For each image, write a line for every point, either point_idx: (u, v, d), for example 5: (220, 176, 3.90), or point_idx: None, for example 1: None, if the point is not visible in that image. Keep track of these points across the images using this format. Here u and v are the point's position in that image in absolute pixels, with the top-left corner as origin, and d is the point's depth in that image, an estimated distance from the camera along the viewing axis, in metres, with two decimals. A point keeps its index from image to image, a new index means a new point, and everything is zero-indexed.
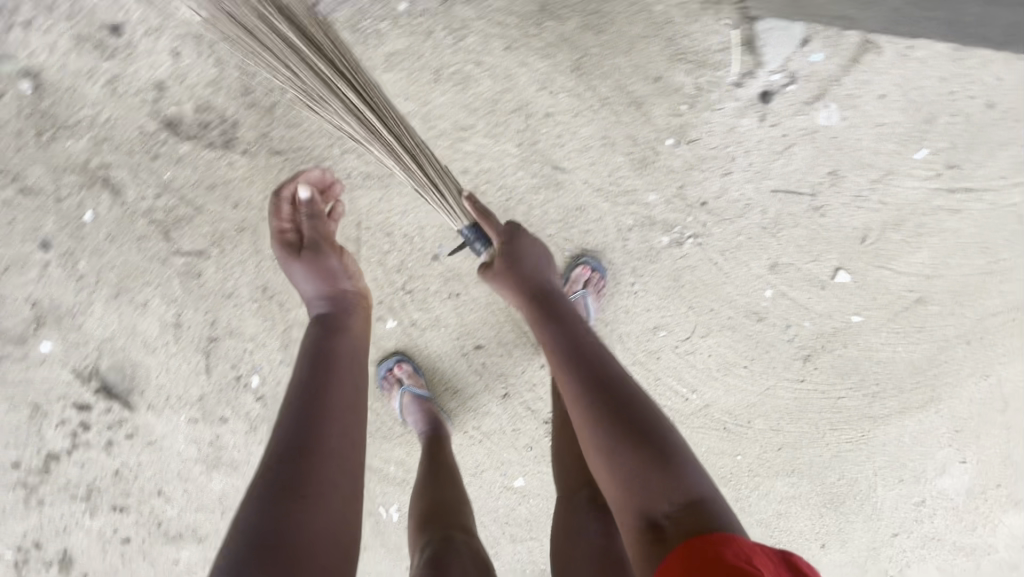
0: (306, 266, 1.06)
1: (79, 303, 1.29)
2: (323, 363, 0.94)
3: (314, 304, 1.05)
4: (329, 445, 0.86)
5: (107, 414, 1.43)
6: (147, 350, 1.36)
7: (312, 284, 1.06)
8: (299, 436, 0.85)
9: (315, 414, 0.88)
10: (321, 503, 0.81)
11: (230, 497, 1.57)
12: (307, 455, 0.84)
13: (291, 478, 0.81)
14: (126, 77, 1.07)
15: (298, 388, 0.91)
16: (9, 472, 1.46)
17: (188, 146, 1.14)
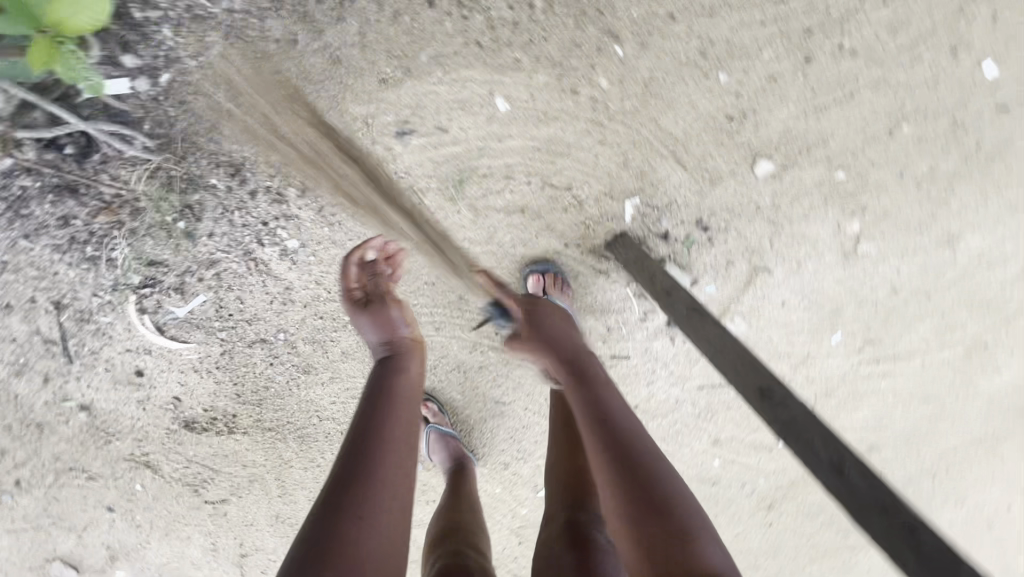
0: (371, 317, 1.02)
1: (140, 543, 1.63)
2: (392, 399, 0.88)
3: (373, 345, 1.01)
4: (379, 468, 0.79)
5: None
6: (195, 567, 1.68)
7: (377, 328, 1.01)
8: (372, 463, 0.79)
9: (376, 432, 0.83)
10: (370, 519, 0.75)
11: None
12: (364, 480, 0.78)
13: (350, 502, 0.75)
14: (151, 398, 1.40)
15: (365, 411, 0.87)
16: None
17: (203, 433, 1.46)
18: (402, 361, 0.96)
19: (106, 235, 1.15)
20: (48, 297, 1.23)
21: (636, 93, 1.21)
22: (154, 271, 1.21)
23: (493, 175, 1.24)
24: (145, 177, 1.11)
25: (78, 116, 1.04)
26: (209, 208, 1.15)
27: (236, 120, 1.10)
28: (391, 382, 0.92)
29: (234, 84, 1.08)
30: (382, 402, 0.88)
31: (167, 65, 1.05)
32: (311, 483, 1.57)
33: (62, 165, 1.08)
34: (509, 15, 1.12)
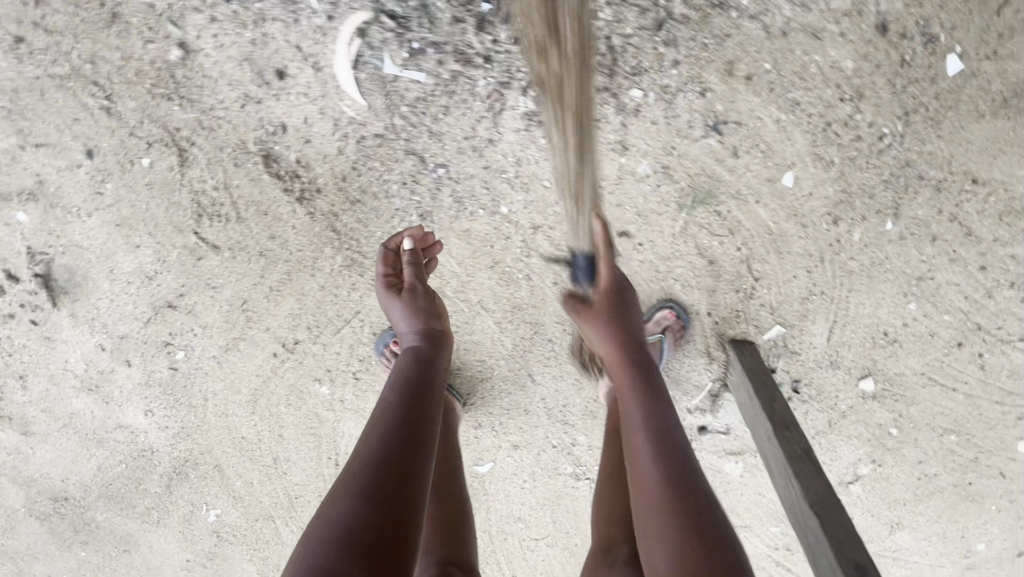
0: (403, 304, 1.10)
1: (78, 210, 1.30)
2: (416, 392, 0.97)
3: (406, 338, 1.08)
4: (403, 453, 0.86)
5: (29, 295, 1.40)
6: (107, 276, 1.38)
7: (412, 314, 1.09)
8: (395, 453, 0.86)
9: (408, 427, 0.90)
10: (390, 499, 0.79)
11: (81, 417, 1.58)
12: (385, 465, 0.83)
13: (374, 487, 0.80)
14: (261, 106, 1.15)
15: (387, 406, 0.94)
16: None
17: (269, 176, 1.22)
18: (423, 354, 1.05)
19: None
20: None
21: (861, 263, 1.30)
22: (416, 15, 1.04)
23: (723, 220, 1.25)
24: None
25: None
26: (522, 22, 1.04)
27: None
28: (418, 373, 1.02)
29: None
30: (406, 394, 0.96)
31: None
32: (309, 304, 1.38)
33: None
34: (863, 128, 1.15)
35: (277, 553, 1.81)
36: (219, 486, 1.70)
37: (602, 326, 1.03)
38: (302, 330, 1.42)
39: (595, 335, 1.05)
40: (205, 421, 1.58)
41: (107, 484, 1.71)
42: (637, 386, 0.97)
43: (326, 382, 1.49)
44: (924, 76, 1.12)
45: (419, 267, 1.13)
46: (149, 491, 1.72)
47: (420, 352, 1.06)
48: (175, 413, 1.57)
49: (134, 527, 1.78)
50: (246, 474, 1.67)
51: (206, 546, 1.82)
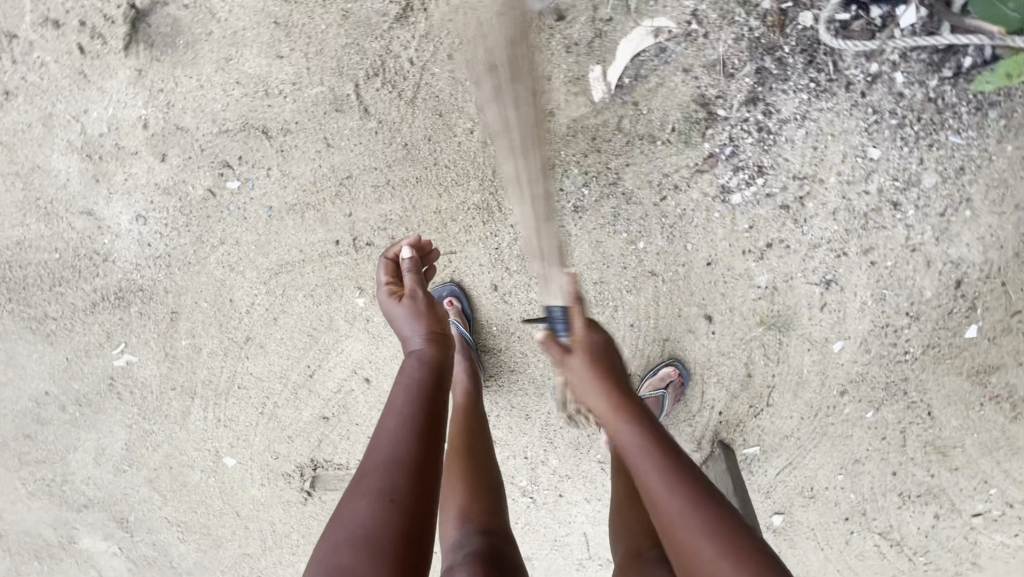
0: (403, 307, 0.99)
1: None
2: (423, 395, 0.90)
3: (410, 342, 0.98)
4: (412, 462, 0.82)
5: (104, 19, 1.12)
6: (215, 61, 1.15)
7: (421, 318, 0.99)
8: (400, 454, 0.82)
9: (414, 434, 0.85)
10: (404, 505, 0.78)
11: (46, 179, 1.24)
12: (395, 469, 0.80)
13: (381, 489, 0.79)
14: (515, 25, 1.13)
15: (390, 413, 0.88)
16: None
17: (473, 86, 1.17)
18: (430, 357, 0.96)
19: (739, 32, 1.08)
20: None
21: (836, 430, 1.60)
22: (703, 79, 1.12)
23: (780, 349, 1.46)
24: (818, 42, 1.08)
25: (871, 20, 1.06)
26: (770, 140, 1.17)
27: (860, 134, 1.18)
28: (422, 374, 0.94)
29: (893, 131, 1.18)
30: (416, 399, 0.90)
31: (909, 94, 1.14)
32: (410, 217, 1.28)
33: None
34: (902, 338, 1.46)
35: (170, 433, 1.55)
36: (155, 336, 1.43)
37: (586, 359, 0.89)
38: (383, 236, 1.30)
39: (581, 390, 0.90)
40: (199, 262, 1.34)
41: (11, 265, 1.33)
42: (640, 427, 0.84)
43: (365, 296, 1.37)
44: (954, 327, 1.46)
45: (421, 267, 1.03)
46: (60, 299, 1.37)
47: (426, 353, 0.96)
48: (172, 237, 1.31)
49: (6, 328, 1.40)
50: (200, 339, 1.43)
51: (84, 389, 1.48)
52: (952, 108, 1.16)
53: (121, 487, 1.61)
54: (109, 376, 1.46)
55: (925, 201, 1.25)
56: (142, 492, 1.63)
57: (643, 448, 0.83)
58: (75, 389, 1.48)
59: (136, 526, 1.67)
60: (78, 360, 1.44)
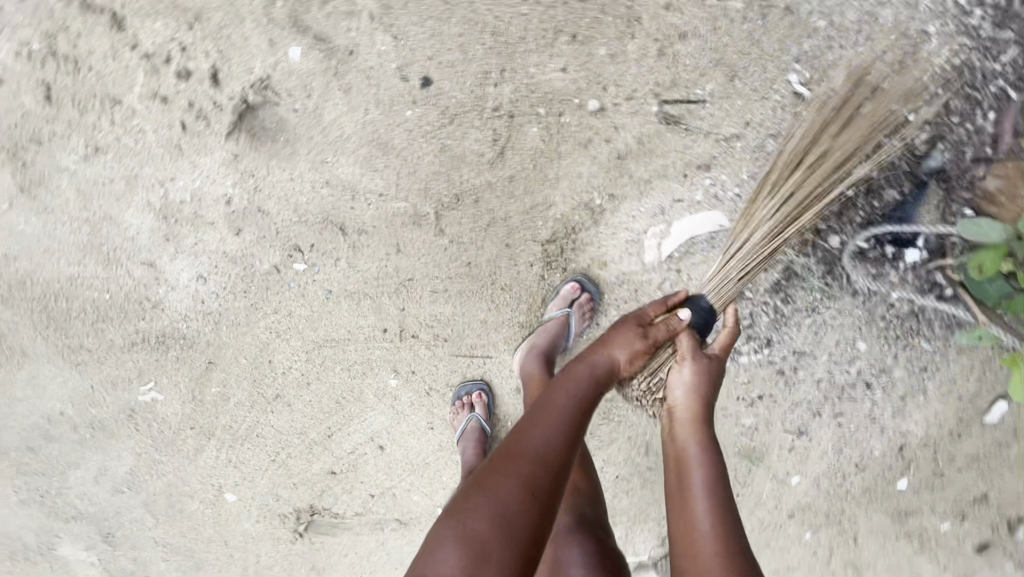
0: (626, 334, 1.00)
1: (355, 98, 1.17)
2: (589, 401, 0.94)
3: (610, 352, 0.98)
4: (560, 457, 0.85)
5: (212, 104, 1.16)
6: (310, 161, 1.22)
7: (632, 357, 0.98)
8: (566, 443, 0.87)
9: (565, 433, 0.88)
10: (542, 497, 0.81)
11: (116, 228, 1.28)
12: (526, 476, 0.81)
13: (529, 478, 0.81)
14: (593, 186, 1.24)
15: (563, 407, 0.91)
16: None
17: (542, 229, 1.29)
18: (604, 377, 0.96)
19: (770, 245, 1.25)
20: (747, 125, 1.16)
21: (778, 542, 1.82)
22: None
23: (748, 475, 1.67)
24: (838, 259, 1.26)
25: (874, 256, 1.25)
26: (779, 324, 1.37)
27: (853, 328, 1.38)
28: (593, 389, 0.94)
29: (880, 332, 1.39)
30: (584, 409, 0.92)
31: (895, 312, 1.34)
32: (458, 321, 1.41)
33: (860, 197, 1.19)
34: (847, 481, 1.71)
35: (178, 464, 1.60)
36: (187, 379, 1.48)
37: (697, 367, 1.03)
38: (428, 332, 1.42)
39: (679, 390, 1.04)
40: (248, 324, 1.41)
41: (58, 297, 1.35)
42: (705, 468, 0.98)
43: (399, 377, 1.48)
44: (890, 478, 1.72)
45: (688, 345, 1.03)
46: (100, 333, 1.40)
47: (610, 367, 0.97)
48: (228, 299, 1.37)
49: (36, 350, 1.41)
50: (231, 388, 1.49)
51: (102, 414, 1.51)
52: (927, 321, 1.38)
53: (115, 505, 1.65)
54: (132, 406, 1.50)
55: (892, 386, 1.48)
56: (135, 512, 1.66)
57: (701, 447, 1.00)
58: (93, 413, 1.51)
59: (120, 542, 1.70)
60: (104, 388, 1.48)
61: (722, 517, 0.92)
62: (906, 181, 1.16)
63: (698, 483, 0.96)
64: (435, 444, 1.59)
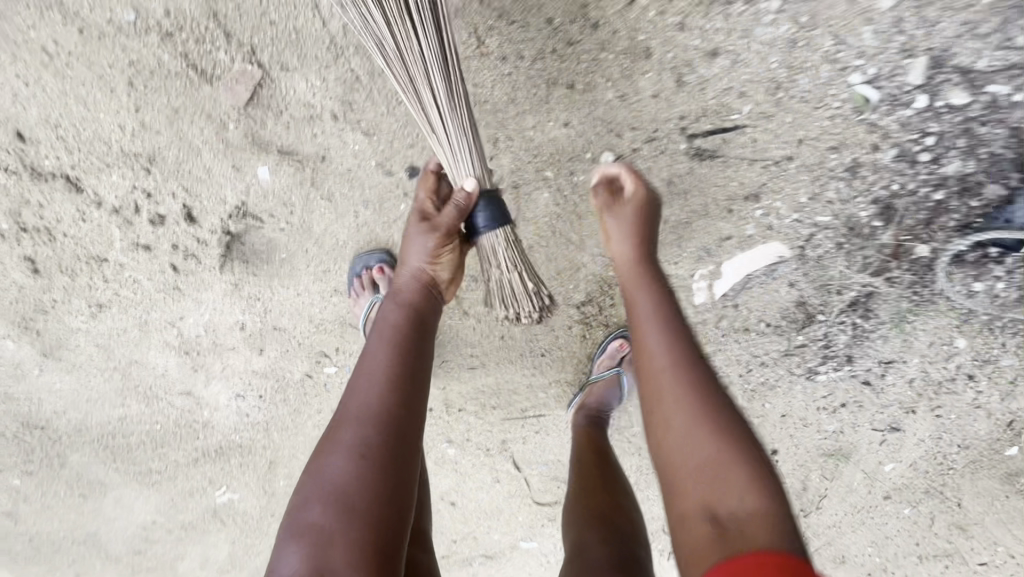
0: (410, 246, 0.88)
1: (341, 204, 1.04)
2: (414, 344, 0.85)
3: (409, 270, 0.90)
4: (393, 410, 0.77)
5: (195, 242, 1.06)
6: (311, 273, 1.12)
7: (431, 258, 0.88)
8: (399, 402, 0.78)
9: (394, 380, 0.80)
10: (378, 459, 0.74)
11: (144, 369, 1.25)
12: (359, 448, 0.74)
13: (364, 445, 0.74)
14: None
15: (376, 353, 0.82)
16: (37, 144, 0.96)
17: (574, 292, 1.15)
18: (416, 302, 0.89)
19: (844, 266, 1.06)
20: (801, 143, 0.95)
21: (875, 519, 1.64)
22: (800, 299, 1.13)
23: (836, 470, 1.56)
24: (929, 267, 1.04)
25: (983, 262, 1.02)
26: (861, 339, 1.19)
27: (949, 327, 1.18)
28: (409, 315, 0.87)
29: (983, 326, 1.18)
30: (407, 344, 0.84)
31: (1003, 305, 1.13)
32: (503, 388, 1.33)
33: (954, 199, 0.97)
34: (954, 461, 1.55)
35: (269, 548, 1.66)
36: (255, 477, 1.50)
37: (653, 286, 0.84)
38: (474, 402, 1.36)
39: (617, 241, 0.88)
40: (296, 426, 1.39)
41: (115, 435, 1.37)
42: (671, 332, 0.80)
43: (455, 444, 1.45)
44: None
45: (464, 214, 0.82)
46: (163, 456, 1.43)
47: (418, 293, 0.89)
48: (271, 409, 1.35)
49: (114, 479, 1.47)
50: (297, 479, 1.51)
51: (190, 517, 1.58)
52: None
53: None
54: (213, 507, 1.56)
55: (1001, 372, 1.29)
56: None
57: (671, 347, 0.79)
58: (180, 518, 1.58)
59: None
60: (182, 498, 1.53)
61: (716, 423, 0.72)
62: (1014, 171, 0.93)
63: (659, 349, 0.79)
64: (504, 492, 1.57)
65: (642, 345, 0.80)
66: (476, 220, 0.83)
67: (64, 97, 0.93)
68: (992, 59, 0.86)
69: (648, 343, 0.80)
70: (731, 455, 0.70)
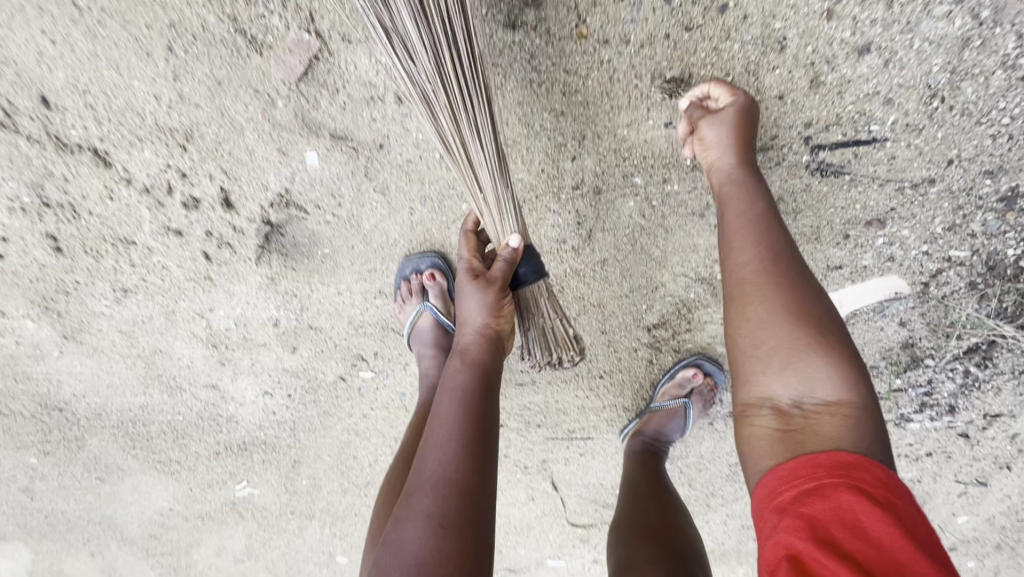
0: (461, 297, 0.79)
1: (395, 199, 0.91)
2: (484, 404, 0.77)
3: (467, 330, 0.81)
4: (466, 480, 0.70)
5: (231, 230, 0.95)
6: (355, 271, 1.00)
7: (487, 311, 0.79)
8: (471, 470, 0.71)
9: (468, 447, 0.72)
10: (455, 533, 0.67)
11: (169, 359, 1.16)
12: (435, 518, 0.67)
13: (438, 515, 0.68)
14: (713, 258, 0.94)
15: (444, 415, 0.76)
16: (66, 111, 0.85)
17: (648, 313, 1.02)
18: (483, 360, 0.80)
19: (976, 308, 0.91)
20: (949, 165, 0.79)
21: None
22: (914, 341, 0.98)
23: None
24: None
25: None
26: (973, 389, 1.04)
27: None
28: (476, 372, 0.79)
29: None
30: (478, 405, 0.76)
31: None
32: (551, 407, 1.22)
33: None
34: None
35: (284, 548, 1.57)
36: (277, 475, 1.42)
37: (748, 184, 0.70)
38: (518, 418, 1.25)
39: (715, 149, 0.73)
40: (324, 428, 1.29)
41: (135, 422, 1.30)
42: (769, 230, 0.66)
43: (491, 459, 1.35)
44: None
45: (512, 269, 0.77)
46: (184, 447, 1.35)
47: (483, 350, 0.81)
48: (299, 408, 1.25)
49: (132, 465, 1.40)
50: (321, 481, 1.42)
51: (207, 509, 1.50)
52: None
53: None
54: (232, 501, 1.48)
55: None
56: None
57: (765, 239, 0.65)
58: (196, 509, 1.50)
59: None
60: (200, 489, 1.46)
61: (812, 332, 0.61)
62: None
63: (752, 248, 0.65)
64: (537, 511, 1.46)
65: (734, 238, 0.67)
66: (527, 267, 0.79)
67: (93, 59, 0.81)
68: None
69: (738, 245, 0.66)
70: (823, 363, 0.60)
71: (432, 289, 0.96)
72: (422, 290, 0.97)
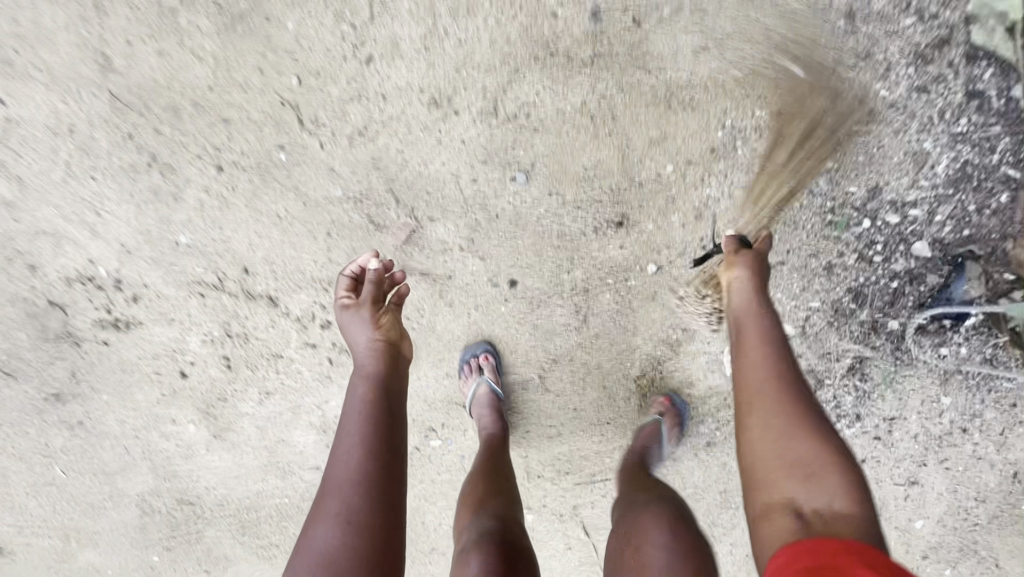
0: (352, 322, 1.12)
1: (458, 308, 1.43)
2: (380, 418, 1.01)
3: (357, 358, 1.10)
4: (367, 474, 0.93)
5: (349, 340, 1.44)
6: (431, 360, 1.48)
7: (375, 329, 1.11)
8: (374, 472, 0.93)
9: (375, 451, 0.96)
10: (360, 522, 0.88)
11: (288, 445, 1.55)
12: (347, 514, 0.88)
13: (348, 508, 0.89)
14: (667, 325, 1.44)
15: (349, 428, 0.99)
16: (256, 275, 1.37)
17: (632, 368, 1.49)
18: (378, 373, 1.07)
19: (836, 335, 1.41)
20: (788, 253, 1.36)
21: None
22: (810, 364, 1.45)
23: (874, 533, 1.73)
24: (903, 337, 1.39)
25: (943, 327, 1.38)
26: (864, 397, 1.49)
27: (933, 387, 1.46)
28: (382, 402, 1.04)
29: (961, 383, 1.46)
30: (374, 419, 1.00)
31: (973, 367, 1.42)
32: (575, 455, 1.61)
33: (907, 285, 1.35)
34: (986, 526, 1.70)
35: None
36: None
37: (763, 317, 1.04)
38: (550, 468, 1.63)
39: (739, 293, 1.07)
40: None
41: (249, 509, 1.63)
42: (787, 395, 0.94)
43: (533, 510, 1.69)
44: None
45: (379, 285, 1.15)
46: (284, 530, 1.66)
47: (372, 369, 1.07)
48: None
49: (237, 554, 1.68)
50: None
51: None
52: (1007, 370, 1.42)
53: None
54: None
55: (991, 427, 1.50)
56: None
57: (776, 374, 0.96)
58: None
59: None
60: None
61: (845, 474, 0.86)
62: (944, 265, 1.32)
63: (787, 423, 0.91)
64: (575, 561, 1.74)
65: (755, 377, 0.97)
66: None
67: (281, 243, 1.35)
68: (909, 192, 1.30)
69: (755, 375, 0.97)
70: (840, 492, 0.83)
71: (487, 368, 1.43)
72: (481, 370, 1.43)
